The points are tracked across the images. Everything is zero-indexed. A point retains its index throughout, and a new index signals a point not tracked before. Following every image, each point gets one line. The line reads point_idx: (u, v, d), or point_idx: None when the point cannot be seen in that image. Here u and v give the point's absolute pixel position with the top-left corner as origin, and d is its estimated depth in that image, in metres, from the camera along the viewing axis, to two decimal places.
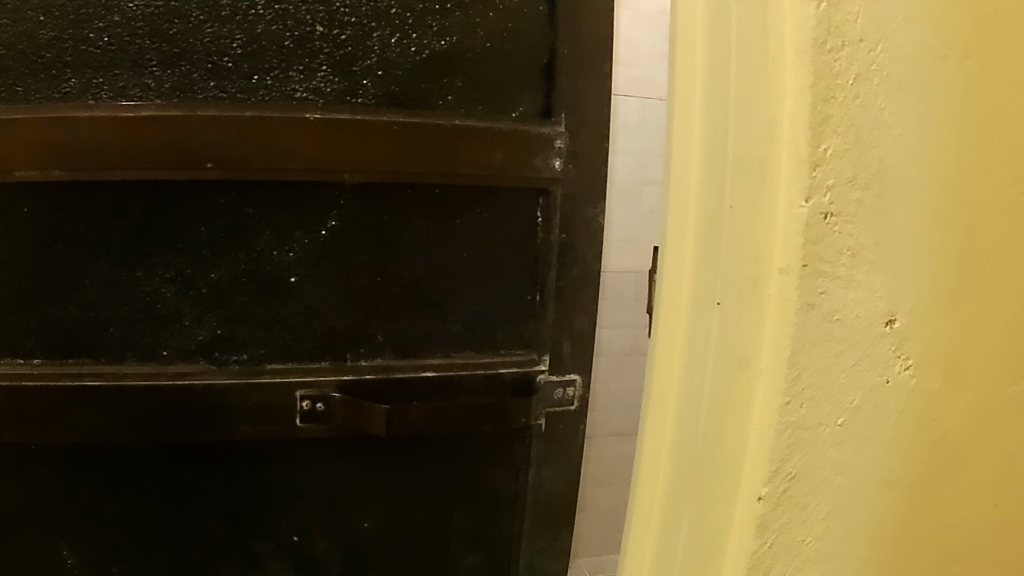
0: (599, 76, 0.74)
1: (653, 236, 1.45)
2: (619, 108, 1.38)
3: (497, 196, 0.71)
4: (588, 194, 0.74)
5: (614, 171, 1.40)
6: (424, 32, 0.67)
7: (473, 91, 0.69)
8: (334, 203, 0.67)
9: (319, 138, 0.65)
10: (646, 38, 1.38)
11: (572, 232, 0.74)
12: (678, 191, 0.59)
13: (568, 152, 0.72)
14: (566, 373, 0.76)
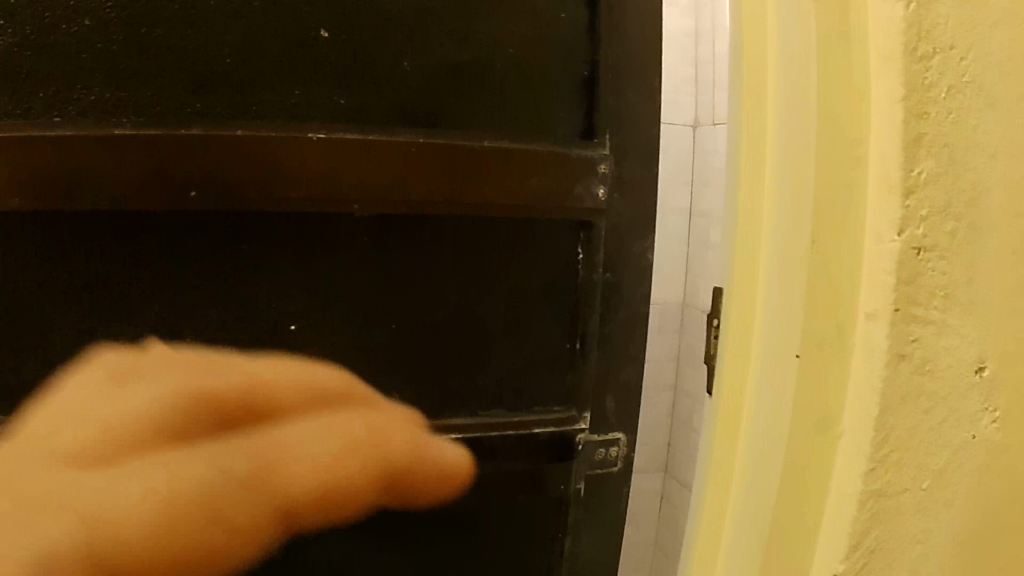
0: (646, 92, 0.64)
1: (678, 267, 1.35)
2: None
3: (532, 230, 0.62)
4: (634, 227, 0.65)
5: None
6: (447, 40, 0.58)
7: (505, 107, 0.60)
8: (346, 240, 0.58)
9: (327, 161, 0.55)
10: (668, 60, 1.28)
11: (617, 270, 0.65)
12: (746, 217, 0.49)
13: (613, 178, 0.63)
14: (609, 433, 0.68)
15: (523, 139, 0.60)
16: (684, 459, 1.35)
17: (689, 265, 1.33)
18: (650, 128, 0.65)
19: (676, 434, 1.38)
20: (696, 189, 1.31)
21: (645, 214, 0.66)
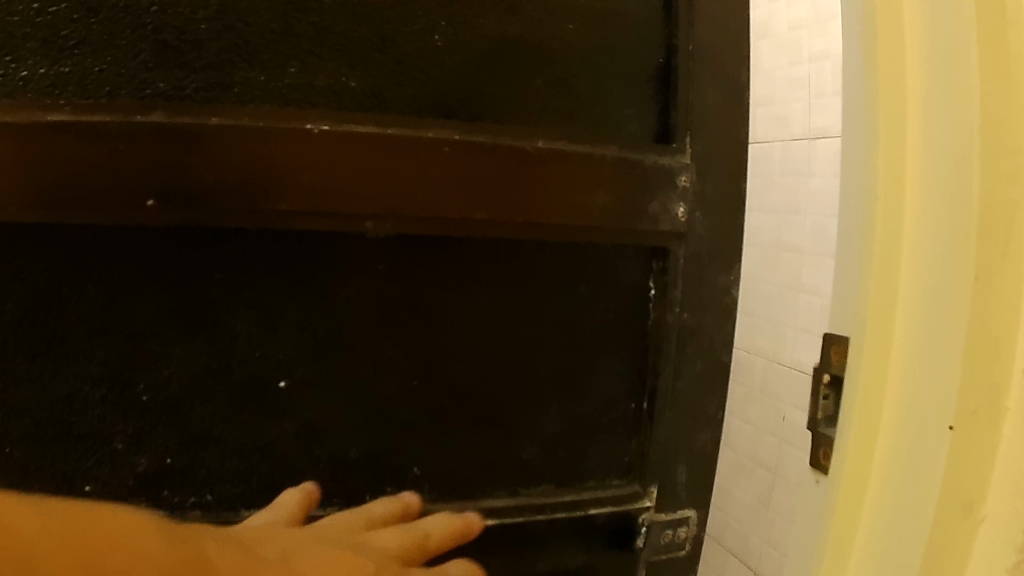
0: (735, 83, 0.50)
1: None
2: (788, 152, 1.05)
3: (591, 260, 0.49)
4: (718, 258, 0.51)
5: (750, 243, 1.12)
6: (491, 9, 0.45)
7: (560, 102, 0.47)
8: (357, 270, 0.44)
9: (334, 163, 0.41)
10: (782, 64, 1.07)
11: (695, 310, 0.51)
12: (893, 130, 0.32)
13: (695, 194, 0.50)
14: (678, 510, 0.54)
15: (587, 142, 0.46)
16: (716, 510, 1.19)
17: None
18: (739, 128, 0.51)
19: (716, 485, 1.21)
20: None
21: (732, 240, 0.52)
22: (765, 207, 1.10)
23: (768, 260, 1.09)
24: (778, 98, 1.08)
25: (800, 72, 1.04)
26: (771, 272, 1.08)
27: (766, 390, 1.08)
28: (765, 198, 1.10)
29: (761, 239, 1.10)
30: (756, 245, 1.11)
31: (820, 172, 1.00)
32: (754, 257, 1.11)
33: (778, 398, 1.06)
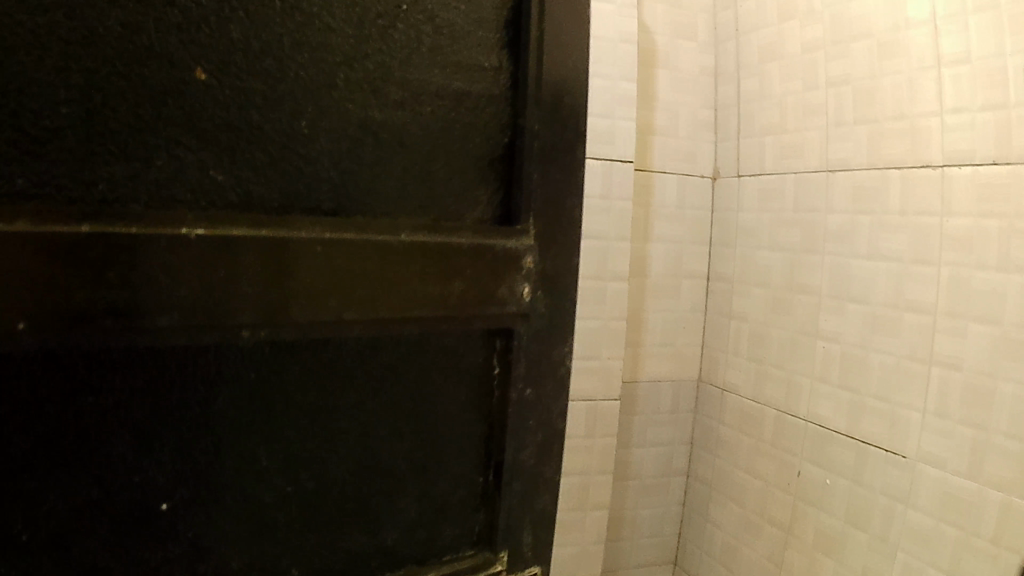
0: (571, 170, 0.60)
1: (695, 339, 1.11)
2: (806, 188, 0.98)
3: (451, 346, 0.56)
4: (552, 338, 0.61)
5: (753, 283, 1.04)
6: (351, 93, 0.48)
7: (421, 193, 0.53)
8: (213, 372, 0.44)
9: (200, 269, 0.41)
10: (790, 89, 1.00)
11: (534, 386, 0.60)
12: None
13: (537, 275, 0.59)
14: (524, 568, 0.63)
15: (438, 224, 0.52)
16: (692, 551, 1.13)
17: (710, 338, 1.10)
18: (571, 214, 0.60)
19: (688, 526, 1.14)
20: (720, 250, 1.08)
21: (558, 322, 0.61)
22: (776, 245, 1.01)
23: (780, 302, 1.01)
24: (790, 127, 1.00)
25: (815, 97, 0.97)
26: (785, 313, 1.00)
27: (776, 444, 1.00)
28: (776, 235, 1.01)
29: (772, 279, 1.02)
30: (765, 286, 1.02)
31: (839, 208, 0.94)
32: (764, 299, 1.03)
33: (790, 451, 0.99)
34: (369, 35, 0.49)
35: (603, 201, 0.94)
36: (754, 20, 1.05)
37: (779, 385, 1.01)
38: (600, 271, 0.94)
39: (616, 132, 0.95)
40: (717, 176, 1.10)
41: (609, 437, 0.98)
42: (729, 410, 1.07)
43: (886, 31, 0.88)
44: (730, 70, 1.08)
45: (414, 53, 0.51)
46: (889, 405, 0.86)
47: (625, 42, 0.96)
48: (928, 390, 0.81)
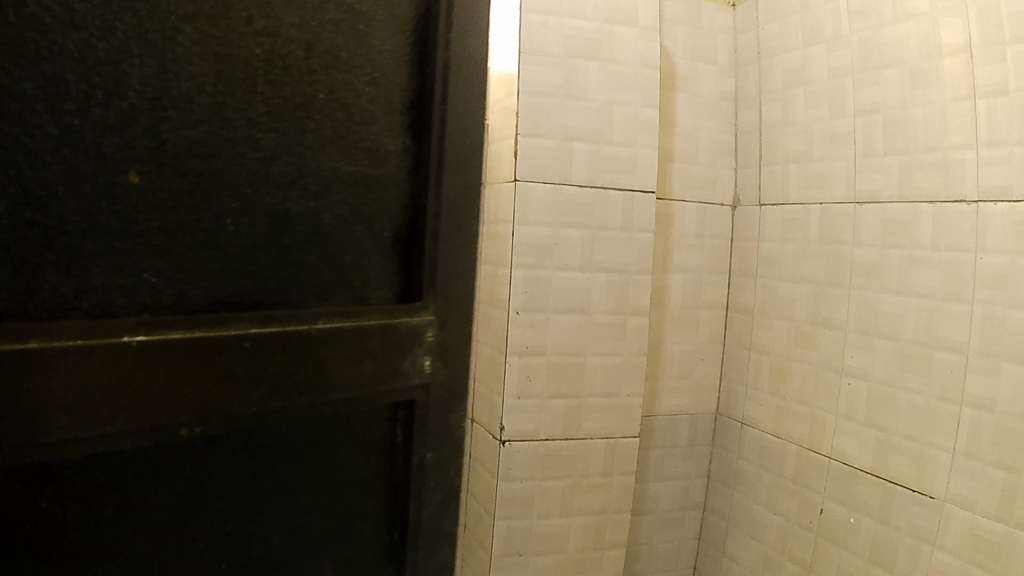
0: (468, 232, 0.48)
1: (714, 371, 1.07)
2: (835, 216, 0.94)
3: (345, 416, 0.41)
4: (451, 398, 0.48)
5: (775, 314, 1.00)
6: (279, 182, 0.37)
7: (260, 249, 0.36)
8: (169, 474, 0.33)
9: (162, 383, 0.31)
10: (815, 115, 0.96)
11: (434, 447, 0.48)
12: None
13: (437, 345, 0.47)
14: None
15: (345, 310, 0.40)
16: None
17: (729, 370, 1.06)
18: (468, 280, 0.49)
19: (704, 562, 1.10)
20: (740, 280, 1.05)
21: (461, 379, 0.49)
22: (799, 276, 0.98)
23: (803, 336, 0.97)
24: (815, 156, 0.96)
25: (842, 126, 0.93)
26: (810, 348, 0.96)
27: (798, 481, 0.96)
28: (800, 267, 0.98)
29: (795, 313, 0.98)
30: (788, 319, 0.99)
31: (868, 241, 0.89)
32: (787, 332, 0.99)
33: (812, 489, 0.94)
34: (275, 61, 0.36)
35: (623, 234, 0.91)
36: (777, 43, 1.01)
37: (803, 421, 0.96)
38: (620, 306, 0.91)
39: (638, 162, 0.92)
40: (737, 204, 1.06)
41: (627, 475, 0.95)
42: (748, 444, 1.03)
43: (919, 59, 0.84)
44: (752, 94, 1.05)
45: (323, 89, 0.39)
46: (917, 445, 0.82)
47: (647, 68, 0.93)
48: (959, 430, 0.77)
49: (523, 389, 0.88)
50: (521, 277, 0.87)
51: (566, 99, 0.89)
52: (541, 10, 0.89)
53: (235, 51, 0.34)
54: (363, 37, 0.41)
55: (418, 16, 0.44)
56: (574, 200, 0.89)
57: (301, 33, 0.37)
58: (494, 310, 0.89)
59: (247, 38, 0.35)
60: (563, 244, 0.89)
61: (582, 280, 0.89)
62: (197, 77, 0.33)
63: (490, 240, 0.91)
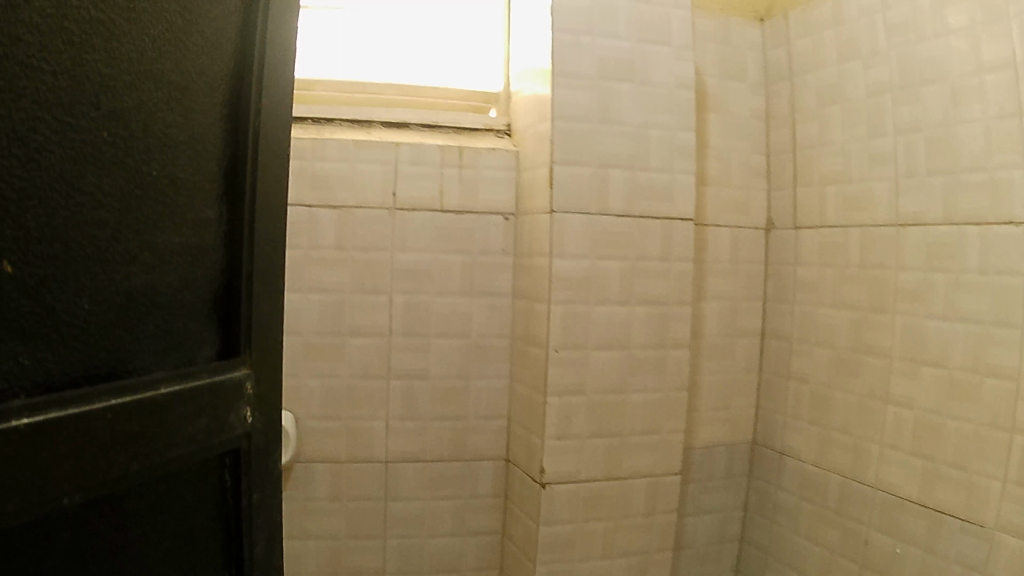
0: (275, 294, 0.47)
1: (750, 401, 1.03)
2: (873, 238, 0.89)
3: (183, 467, 0.40)
4: (269, 439, 0.47)
5: (814, 341, 0.96)
6: (119, 253, 0.36)
7: (105, 317, 0.36)
8: (35, 542, 0.32)
9: (43, 456, 0.30)
10: (851, 134, 0.93)
11: (261, 488, 0.47)
12: None
13: (256, 396, 0.46)
14: None
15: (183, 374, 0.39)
16: None
17: (767, 399, 1.02)
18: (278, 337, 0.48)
19: None
20: (776, 306, 1.01)
21: (273, 423, 0.48)
22: (839, 302, 0.93)
23: (845, 364, 0.92)
24: (854, 177, 0.92)
25: (881, 145, 0.89)
26: (852, 377, 0.91)
27: (842, 511, 0.91)
28: (840, 292, 0.93)
29: (836, 339, 0.93)
30: (828, 346, 0.95)
31: (914, 265, 0.84)
32: (827, 360, 0.94)
33: (856, 518, 0.89)
34: (120, 137, 0.36)
35: (663, 264, 0.87)
36: (810, 59, 0.98)
37: (846, 451, 0.92)
38: (660, 340, 0.87)
39: (676, 188, 0.88)
40: (771, 228, 1.02)
41: (669, 514, 0.90)
42: (788, 474, 0.99)
43: (963, 75, 0.79)
44: (784, 113, 1.01)
45: (157, 166, 0.38)
46: (966, 474, 0.77)
47: (682, 88, 0.89)
48: (1010, 458, 0.73)
49: (564, 430, 0.84)
50: (560, 312, 0.83)
51: (601, 123, 0.85)
52: (573, 31, 0.85)
53: (85, 134, 0.34)
54: (186, 111, 0.40)
55: (227, 81, 0.43)
56: (612, 230, 0.85)
57: (132, 95, 0.36)
58: (531, 347, 0.85)
59: (95, 119, 0.34)
60: (601, 276, 0.84)
61: (622, 314, 0.85)
62: (56, 165, 0.32)
63: (525, 273, 0.86)
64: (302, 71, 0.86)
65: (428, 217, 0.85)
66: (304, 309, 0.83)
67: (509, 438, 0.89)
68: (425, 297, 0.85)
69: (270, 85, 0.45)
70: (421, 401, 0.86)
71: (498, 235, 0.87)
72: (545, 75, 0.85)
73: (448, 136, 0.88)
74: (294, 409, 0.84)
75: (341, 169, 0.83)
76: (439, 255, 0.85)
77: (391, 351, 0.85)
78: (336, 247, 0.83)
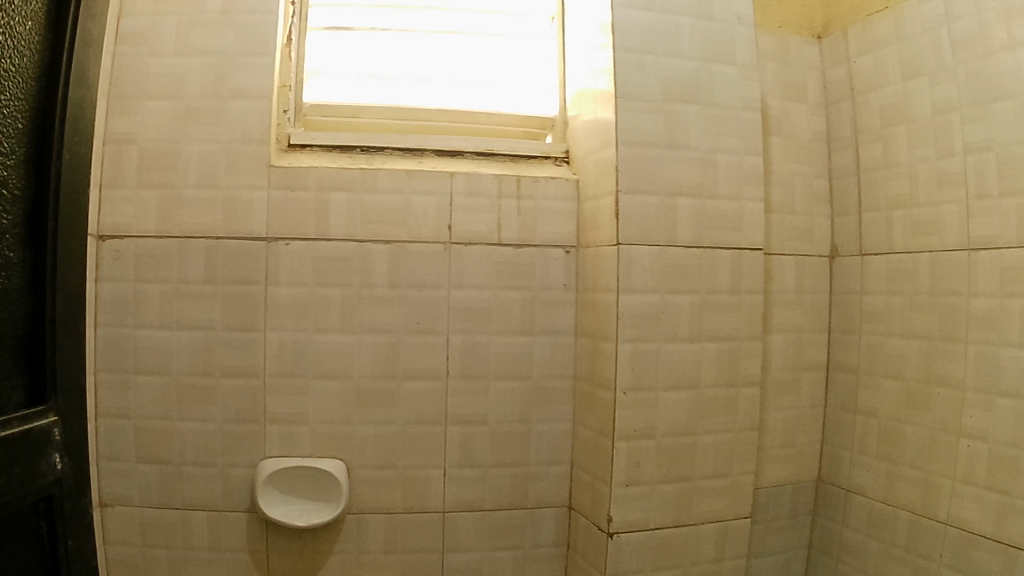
0: (75, 352, 0.59)
1: (815, 436, 0.98)
2: (941, 262, 0.84)
3: (14, 505, 0.50)
4: (80, 483, 0.58)
5: (881, 372, 0.91)
6: None
7: None
8: None
9: None
10: (914, 154, 0.87)
11: (77, 530, 0.58)
12: None
13: (63, 444, 0.56)
14: None
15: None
16: None
17: (833, 435, 0.97)
18: (74, 382, 0.58)
19: None
20: (841, 337, 0.96)
21: (80, 463, 0.58)
22: (908, 331, 0.88)
23: (916, 397, 0.86)
24: (922, 200, 0.86)
25: (951, 167, 0.83)
26: (923, 410, 0.85)
27: (911, 550, 0.85)
28: (909, 321, 0.88)
29: (905, 371, 0.88)
30: (896, 378, 0.89)
31: (987, 291, 0.79)
32: (898, 393, 0.89)
33: (926, 557, 0.83)
34: None
35: (733, 297, 0.82)
36: (873, 76, 0.93)
37: (914, 487, 0.86)
38: (731, 378, 0.82)
39: (745, 217, 0.83)
40: (835, 255, 0.97)
41: (738, 560, 0.85)
42: (853, 512, 0.93)
43: None
44: (847, 135, 0.96)
45: None
46: None
47: (748, 111, 0.85)
48: None
49: (632, 476, 0.79)
50: (628, 352, 0.77)
51: (667, 149, 0.80)
52: (635, 51, 0.80)
53: None
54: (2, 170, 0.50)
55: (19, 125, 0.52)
56: (681, 262, 0.80)
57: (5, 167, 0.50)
58: (597, 389, 0.80)
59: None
60: (670, 312, 0.79)
61: (692, 351, 0.80)
62: None
63: (588, 310, 0.81)
64: (352, 100, 0.86)
65: (485, 251, 0.80)
66: (357, 352, 0.79)
67: (572, 483, 0.84)
68: (482, 337, 0.80)
69: (47, 139, 0.54)
70: (480, 447, 0.81)
71: (559, 269, 0.82)
72: (605, 96, 0.80)
73: (505, 165, 0.83)
74: (347, 457, 0.80)
75: (393, 202, 0.79)
76: (497, 291, 0.80)
77: (448, 394, 0.80)
78: (390, 285, 0.79)
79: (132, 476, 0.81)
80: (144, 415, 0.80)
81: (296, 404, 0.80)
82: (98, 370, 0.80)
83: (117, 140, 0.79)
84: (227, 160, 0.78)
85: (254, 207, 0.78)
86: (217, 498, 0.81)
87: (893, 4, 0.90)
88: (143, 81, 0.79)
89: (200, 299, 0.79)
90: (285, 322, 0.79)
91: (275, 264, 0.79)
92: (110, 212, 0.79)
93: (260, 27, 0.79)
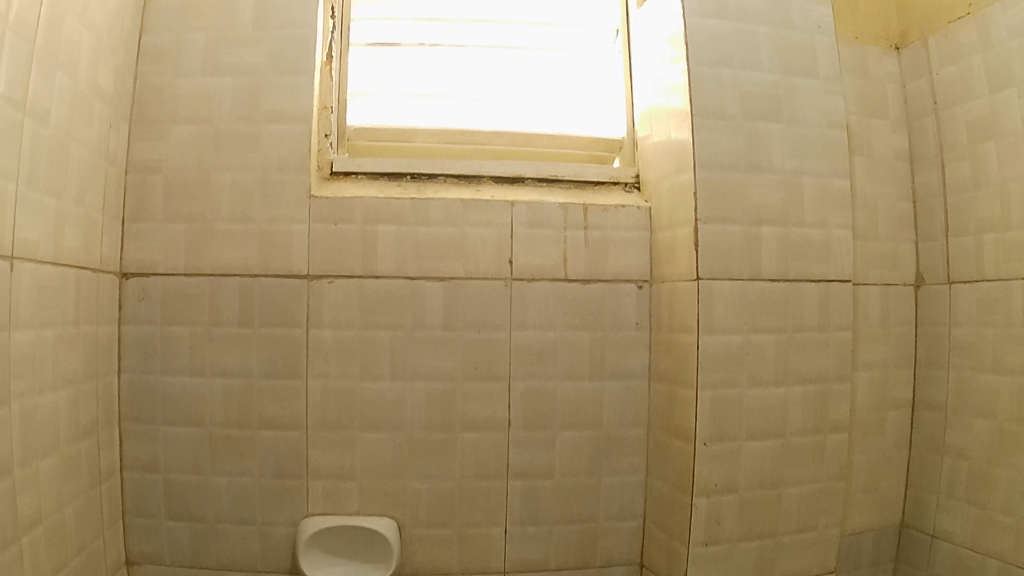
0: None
1: (899, 478, 0.91)
2: None
3: None
4: None
5: (971, 409, 0.83)
6: None
7: None
8: None
9: None
10: (1007, 170, 0.79)
11: None
12: None
13: None
14: None
15: None
16: None
17: (919, 477, 0.89)
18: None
19: None
20: (927, 372, 0.89)
21: None
22: (1002, 366, 0.80)
23: (1010, 437, 0.78)
24: (1015, 223, 0.78)
25: None
26: (1018, 452, 0.78)
27: None
28: (1003, 355, 0.80)
29: (999, 410, 0.80)
30: (989, 417, 0.81)
31: None
32: (990, 433, 0.81)
33: None
34: None
35: (821, 335, 0.74)
36: (957, 89, 0.85)
37: (1010, 537, 0.78)
38: (819, 424, 0.75)
39: (833, 246, 0.74)
40: (921, 283, 0.90)
41: None
42: (941, 561, 0.86)
43: None
44: (931, 152, 0.89)
45: None
46: None
47: (833, 128, 0.76)
48: None
49: (713, 534, 0.71)
50: (709, 399, 0.70)
51: (749, 172, 0.72)
52: (710, 62, 0.72)
53: None
54: None
55: None
56: (765, 298, 0.72)
57: None
58: (674, 439, 0.72)
59: None
60: (755, 354, 0.71)
61: (778, 396, 0.72)
62: None
63: (664, 351, 0.74)
64: (400, 122, 0.80)
65: (550, 287, 0.73)
66: (409, 401, 0.72)
67: (645, 540, 0.76)
68: (548, 382, 0.73)
69: None
70: (546, 501, 0.74)
71: (631, 306, 0.75)
72: (679, 115, 0.73)
73: (569, 192, 0.77)
74: (398, 515, 0.73)
75: (448, 234, 0.72)
76: (564, 332, 0.73)
77: (509, 446, 0.73)
78: (445, 326, 0.72)
79: (161, 535, 0.73)
80: (174, 468, 0.73)
81: (342, 458, 0.72)
82: (124, 420, 0.72)
83: (141, 169, 0.72)
84: (262, 189, 0.71)
85: (294, 242, 0.71)
86: (255, 560, 0.73)
87: (976, 10, 0.82)
88: (169, 104, 0.72)
89: (234, 342, 0.71)
90: (328, 368, 0.71)
91: (318, 304, 0.71)
92: (135, 248, 0.71)
93: (296, 43, 0.72)
